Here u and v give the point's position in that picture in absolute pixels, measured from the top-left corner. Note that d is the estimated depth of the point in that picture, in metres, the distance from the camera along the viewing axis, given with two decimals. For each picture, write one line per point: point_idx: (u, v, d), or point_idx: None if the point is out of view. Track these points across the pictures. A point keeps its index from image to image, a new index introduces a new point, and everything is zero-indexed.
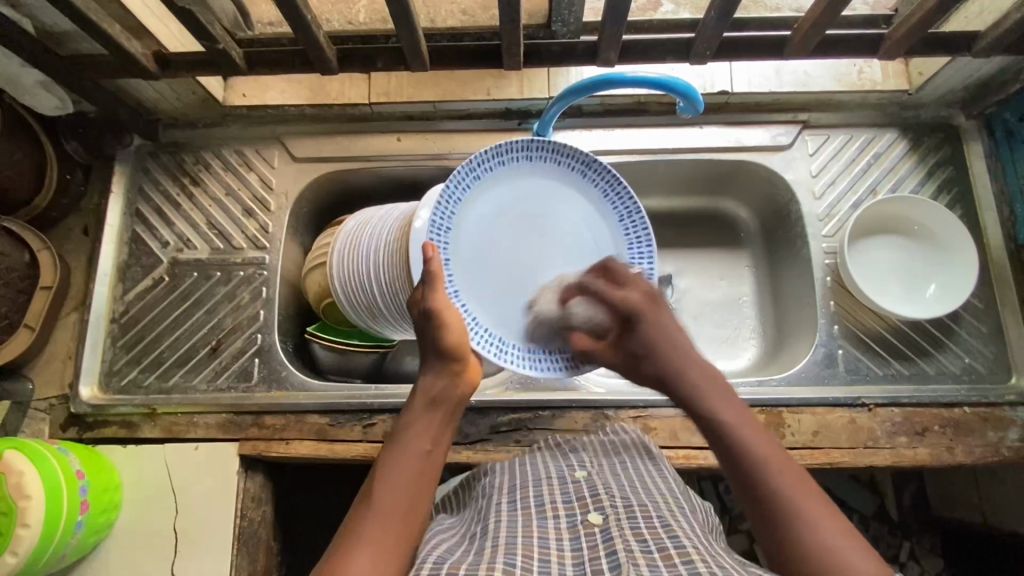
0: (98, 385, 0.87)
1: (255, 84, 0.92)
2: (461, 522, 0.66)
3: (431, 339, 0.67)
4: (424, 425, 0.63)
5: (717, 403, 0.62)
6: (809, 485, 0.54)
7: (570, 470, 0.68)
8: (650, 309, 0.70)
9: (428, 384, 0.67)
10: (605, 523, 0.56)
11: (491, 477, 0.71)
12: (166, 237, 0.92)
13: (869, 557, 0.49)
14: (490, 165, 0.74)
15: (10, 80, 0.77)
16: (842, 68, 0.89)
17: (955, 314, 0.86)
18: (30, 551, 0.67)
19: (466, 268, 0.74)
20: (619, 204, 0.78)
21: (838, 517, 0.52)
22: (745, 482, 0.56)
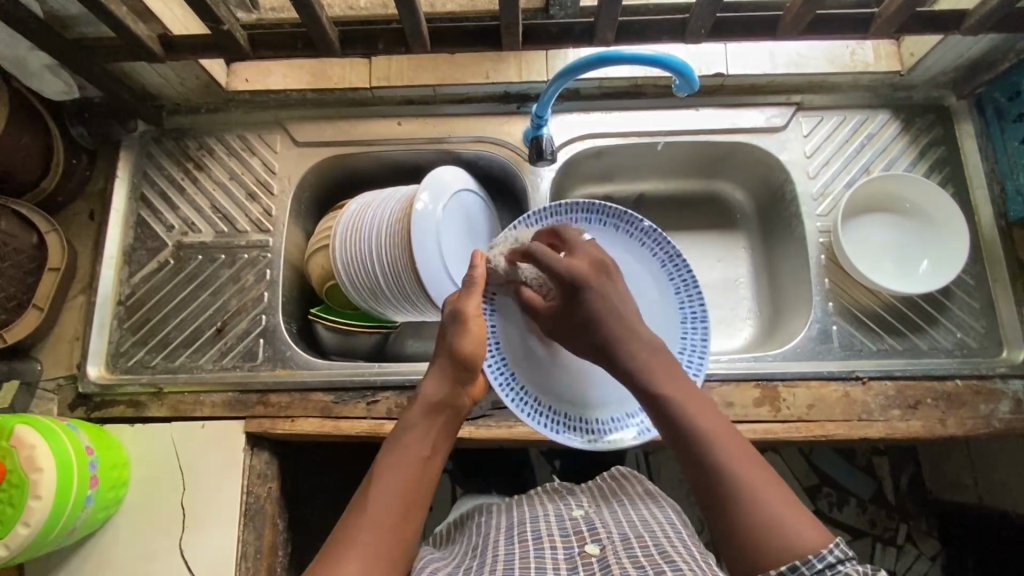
0: (106, 365, 0.88)
1: (257, 69, 0.94)
2: (450, 555, 0.71)
3: (451, 342, 0.68)
4: (422, 432, 0.64)
5: (664, 379, 0.63)
6: (754, 461, 0.57)
7: (569, 509, 0.72)
8: (596, 278, 0.70)
9: (431, 390, 0.67)
10: (602, 553, 0.59)
11: (489, 517, 0.75)
12: (171, 221, 0.94)
13: (810, 526, 0.52)
14: (576, 216, 0.79)
15: (18, 64, 0.78)
16: (835, 50, 0.91)
17: (947, 290, 0.88)
18: (41, 522, 0.68)
19: (516, 295, 0.79)
20: (685, 294, 0.78)
21: (783, 492, 0.55)
22: (691, 456, 0.58)
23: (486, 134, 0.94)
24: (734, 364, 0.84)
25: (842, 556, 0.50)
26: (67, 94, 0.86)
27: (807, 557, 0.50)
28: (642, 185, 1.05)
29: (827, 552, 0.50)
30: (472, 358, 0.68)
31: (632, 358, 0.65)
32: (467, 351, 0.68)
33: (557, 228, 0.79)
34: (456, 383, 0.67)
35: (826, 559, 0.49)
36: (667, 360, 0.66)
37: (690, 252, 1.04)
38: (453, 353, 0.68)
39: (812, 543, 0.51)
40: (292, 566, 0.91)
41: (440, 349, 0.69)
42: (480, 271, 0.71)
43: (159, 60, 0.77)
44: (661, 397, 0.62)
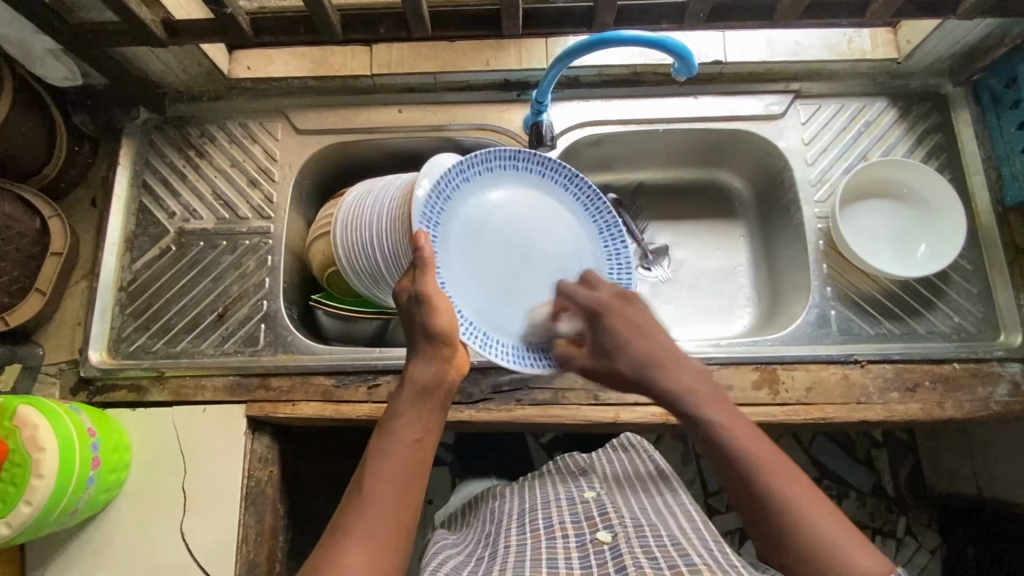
0: (107, 350, 0.89)
1: (259, 57, 0.94)
2: (464, 540, 0.72)
3: (423, 322, 0.67)
4: (414, 416, 0.64)
5: (703, 399, 0.65)
6: (814, 493, 0.56)
7: (580, 492, 0.71)
8: (619, 304, 0.74)
9: (419, 373, 0.67)
10: (614, 541, 0.57)
11: (501, 502, 0.76)
12: (173, 208, 0.94)
13: (865, 551, 0.51)
14: (478, 168, 0.77)
15: (22, 49, 0.79)
16: (833, 38, 0.91)
17: (944, 274, 0.88)
18: (43, 502, 0.68)
19: (453, 242, 0.75)
20: (597, 217, 0.82)
21: (845, 524, 0.54)
22: (745, 481, 0.57)
23: (486, 122, 0.95)
24: (734, 348, 0.85)
25: None
26: (70, 80, 0.86)
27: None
28: (641, 174, 1.05)
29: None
30: (446, 333, 0.67)
31: (670, 385, 0.67)
32: (443, 329, 0.67)
33: (468, 182, 0.76)
34: (439, 364, 0.67)
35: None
36: (712, 396, 0.66)
37: (689, 240, 1.05)
38: (428, 333, 0.67)
39: (874, 570, 0.50)
40: (292, 552, 0.91)
41: (415, 330, 0.69)
42: (427, 251, 0.69)
43: (162, 44, 0.78)
44: (710, 426, 0.62)
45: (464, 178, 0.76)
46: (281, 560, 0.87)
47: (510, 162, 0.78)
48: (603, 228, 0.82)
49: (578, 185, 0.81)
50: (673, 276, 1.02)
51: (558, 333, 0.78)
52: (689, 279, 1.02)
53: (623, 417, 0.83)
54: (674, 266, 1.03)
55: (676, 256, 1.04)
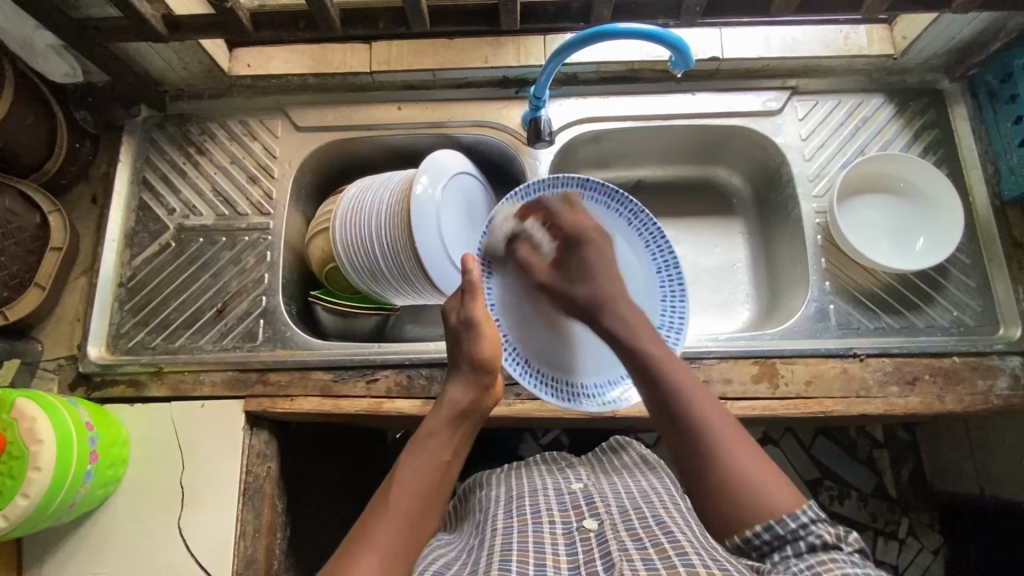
0: (106, 345, 0.89)
1: (260, 55, 0.95)
2: (458, 538, 0.70)
3: (468, 348, 0.69)
4: (446, 437, 0.65)
5: (638, 332, 0.70)
6: (739, 431, 0.60)
7: (567, 483, 0.71)
8: (597, 238, 0.78)
9: (456, 395, 0.68)
10: (600, 528, 0.58)
11: (490, 490, 0.74)
12: (172, 204, 0.94)
13: (786, 494, 0.56)
14: (544, 193, 0.79)
15: (25, 44, 0.80)
16: (829, 34, 0.92)
17: (943, 269, 0.89)
18: (41, 494, 0.68)
19: (518, 251, 0.79)
20: (659, 256, 0.82)
21: (762, 458, 0.59)
22: (672, 420, 0.62)
23: (485, 118, 0.95)
24: (733, 342, 0.85)
25: (817, 517, 0.54)
26: (71, 77, 0.87)
27: (781, 516, 0.54)
28: (639, 171, 1.06)
29: (801, 513, 0.54)
30: (491, 360, 0.69)
31: (614, 322, 0.72)
32: (488, 356, 0.69)
33: (531, 206, 0.79)
34: (477, 388, 0.68)
35: (799, 518, 0.54)
36: (649, 330, 0.70)
37: (688, 237, 1.05)
38: (472, 359, 0.68)
39: (787, 507, 0.55)
40: (290, 550, 0.90)
41: (459, 355, 0.69)
42: (474, 276, 0.71)
43: (163, 39, 0.79)
44: (648, 361, 0.67)
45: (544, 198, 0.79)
46: (279, 558, 0.86)
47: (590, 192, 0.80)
48: (664, 267, 0.81)
49: (641, 222, 0.82)
50: None
51: (524, 251, 0.79)
52: (688, 276, 1.02)
53: (622, 410, 0.82)
54: None
55: (675, 253, 1.04)
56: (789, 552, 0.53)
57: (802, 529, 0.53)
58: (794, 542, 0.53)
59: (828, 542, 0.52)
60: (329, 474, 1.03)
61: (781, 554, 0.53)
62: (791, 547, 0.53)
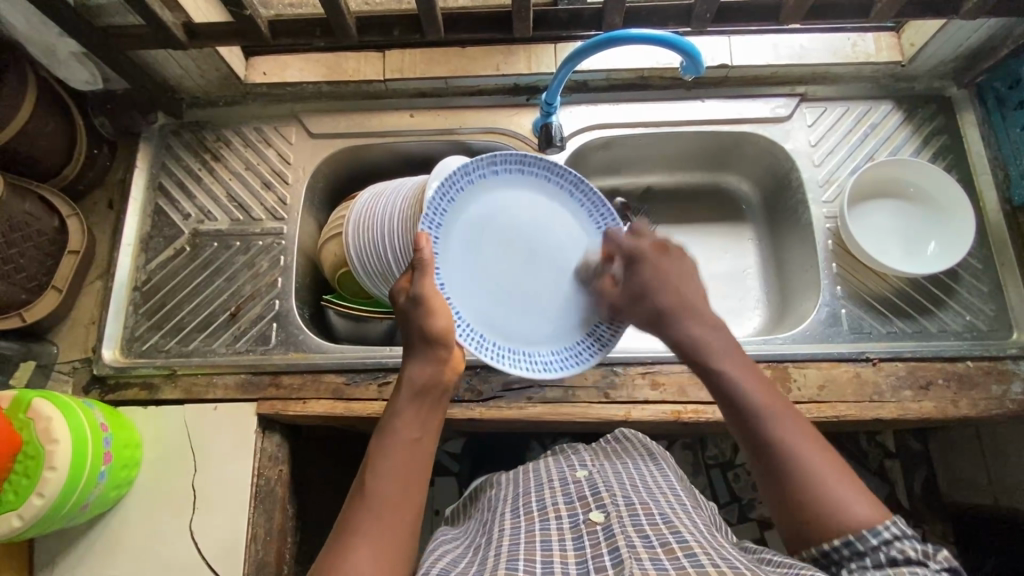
0: (120, 348, 0.89)
1: (275, 63, 0.97)
2: (464, 533, 0.70)
3: (419, 323, 0.66)
4: (413, 415, 0.62)
5: (714, 348, 0.65)
6: (812, 435, 0.58)
7: (572, 471, 0.71)
8: (655, 254, 0.72)
9: (415, 371, 0.65)
10: (607, 521, 0.57)
11: (497, 491, 0.75)
12: (188, 209, 0.95)
13: (867, 502, 0.54)
14: (476, 172, 0.76)
15: (47, 51, 0.82)
16: (837, 43, 0.93)
17: (954, 273, 0.89)
18: (55, 494, 0.68)
19: (470, 247, 0.76)
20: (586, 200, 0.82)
21: (846, 473, 0.56)
22: (749, 434, 0.59)
23: (497, 125, 0.96)
24: (745, 347, 0.85)
25: (901, 533, 0.51)
26: (90, 84, 0.89)
27: (859, 532, 0.52)
28: (649, 177, 1.06)
29: (882, 528, 0.51)
30: (441, 335, 0.66)
31: (700, 327, 0.67)
32: (439, 329, 0.65)
33: (469, 186, 0.76)
34: (433, 360, 0.65)
35: (881, 534, 0.51)
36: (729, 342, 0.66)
37: (696, 244, 1.05)
38: (423, 330, 0.66)
39: (865, 516, 0.53)
40: (299, 555, 0.90)
41: (410, 333, 0.66)
42: (426, 253, 0.67)
43: (183, 46, 0.81)
44: (719, 370, 0.63)
45: (492, 172, 0.77)
46: (290, 563, 0.86)
47: (533, 166, 0.80)
48: (592, 210, 0.82)
49: (566, 178, 0.81)
50: None
51: (604, 283, 0.78)
52: None
53: (634, 414, 0.82)
54: None
55: None
56: (863, 560, 0.51)
57: (883, 545, 0.51)
58: (874, 555, 0.51)
59: (911, 557, 0.49)
60: (338, 480, 1.03)
61: (857, 565, 0.51)
62: (870, 558, 0.51)
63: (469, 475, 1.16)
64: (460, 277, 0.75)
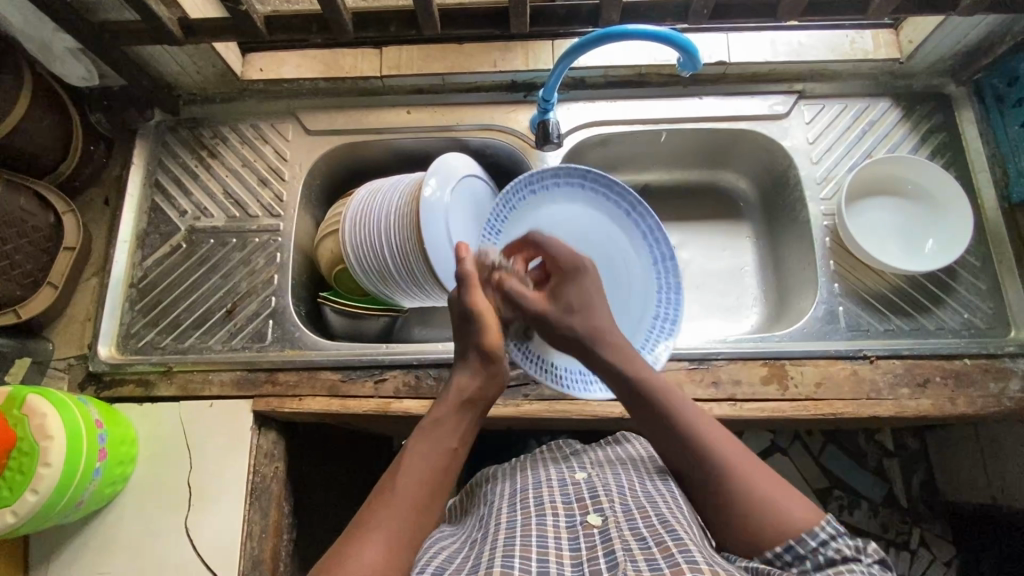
0: (116, 345, 0.89)
1: (272, 59, 0.97)
2: (461, 529, 0.70)
3: (474, 337, 0.67)
4: (456, 424, 0.62)
5: (639, 365, 0.66)
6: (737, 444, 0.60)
7: (571, 473, 0.70)
8: (580, 264, 0.73)
9: (465, 382, 0.65)
10: (604, 525, 0.58)
11: (496, 484, 0.75)
12: (184, 206, 0.95)
13: (802, 507, 0.56)
14: (546, 182, 0.81)
15: (43, 48, 0.82)
16: (835, 40, 0.93)
17: (952, 270, 0.88)
18: (50, 490, 0.68)
19: (519, 253, 0.82)
20: (642, 223, 0.85)
21: (775, 479, 0.58)
22: (679, 454, 0.60)
23: (494, 122, 0.96)
24: (742, 344, 0.84)
25: (835, 532, 0.54)
26: (87, 80, 0.88)
27: (799, 536, 0.54)
28: (647, 175, 1.06)
29: (819, 529, 0.54)
30: (497, 350, 0.67)
31: (615, 343, 0.68)
32: (494, 344, 0.67)
33: (532, 196, 0.81)
34: (483, 375, 0.66)
35: (819, 536, 0.53)
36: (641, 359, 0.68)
37: (694, 241, 1.05)
38: (478, 345, 0.66)
39: (804, 521, 0.55)
40: (295, 552, 0.90)
41: (465, 344, 0.68)
42: (469, 265, 0.70)
43: (178, 42, 0.80)
44: (642, 388, 0.64)
45: (557, 184, 0.82)
46: (285, 560, 0.86)
47: (601, 187, 0.83)
48: (647, 233, 0.85)
49: (628, 201, 0.84)
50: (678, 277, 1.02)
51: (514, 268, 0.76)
52: (695, 280, 1.02)
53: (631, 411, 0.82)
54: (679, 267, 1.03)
55: (681, 257, 1.04)
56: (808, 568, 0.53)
57: (821, 546, 0.53)
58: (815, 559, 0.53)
59: (847, 556, 0.52)
60: (335, 477, 1.03)
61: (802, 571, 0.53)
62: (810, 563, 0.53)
63: (466, 473, 1.16)
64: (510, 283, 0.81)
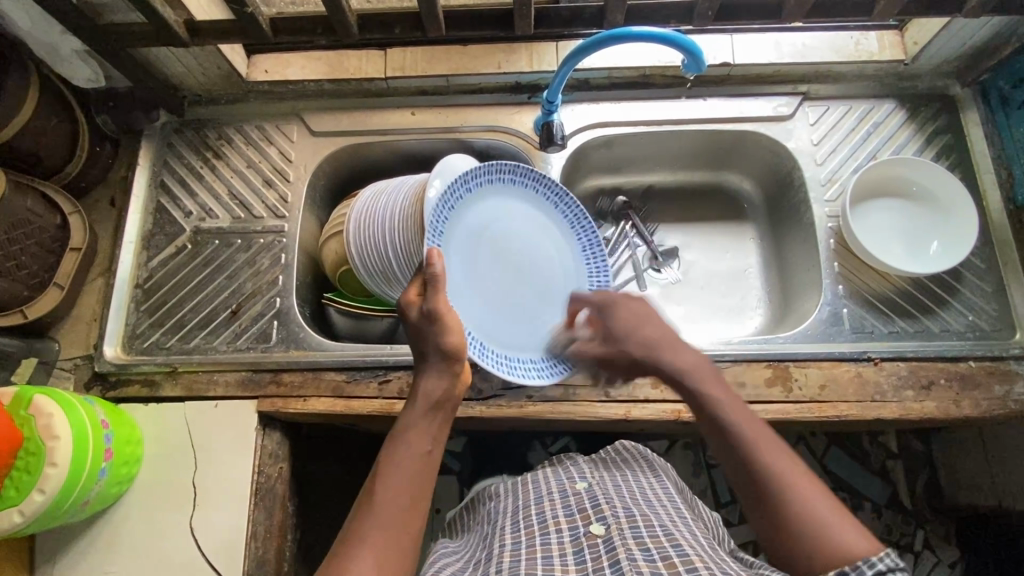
0: (122, 346, 0.89)
1: (277, 61, 0.97)
2: (464, 547, 0.70)
3: (435, 340, 0.65)
4: (425, 428, 0.62)
5: (703, 377, 0.65)
6: (799, 465, 0.58)
7: (571, 484, 0.71)
8: (622, 294, 0.74)
9: (430, 385, 0.64)
10: (607, 533, 0.58)
11: (497, 503, 0.75)
12: (189, 207, 0.96)
13: (859, 535, 0.54)
14: (479, 179, 0.80)
15: (50, 51, 0.82)
16: (840, 41, 0.93)
17: (957, 272, 0.88)
18: (57, 490, 0.68)
19: (462, 252, 0.79)
20: (568, 213, 0.87)
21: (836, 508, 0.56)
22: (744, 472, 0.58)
23: (498, 123, 0.96)
24: (745, 345, 0.84)
25: (893, 565, 0.51)
26: (93, 81, 0.89)
27: (857, 562, 0.52)
28: (651, 177, 1.06)
29: (877, 560, 0.51)
30: (459, 349, 0.65)
31: (680, 366, 0.67)
32: (454, 344, 0.65)
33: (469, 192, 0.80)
34: (445, 374, 0.64)
35: (875, 566, 0.51)
36: (711, 374, 0.66)
37: (697, 243, 1.05)
38: (438, 347, 0.65)
39: (861, 550, 0.53)
40: (299, 553, 0.90)
41: (426, 346, 0.66)
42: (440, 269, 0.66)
43: (184, 44, 0.81)
44: (708, 404, 0.63)
45: (491, 180, 0.81)
46: (289, 560, 0.87)
47: (529, 180, 0.85)
48: (574, 222, 0.88)
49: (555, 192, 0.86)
50: (681, 278, 1.02)
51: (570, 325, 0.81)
52: (699, 281, 1.02)
53: (635, 413, 0.82)
54: (683, 269, 1.03)
55: (685, 258, 1.04)
56: None
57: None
58: None
59: None
60: (338, 478, 1.03)
61: None
62: None
63: (470, 474, 1.16)
64: (457, 283, 0.77)
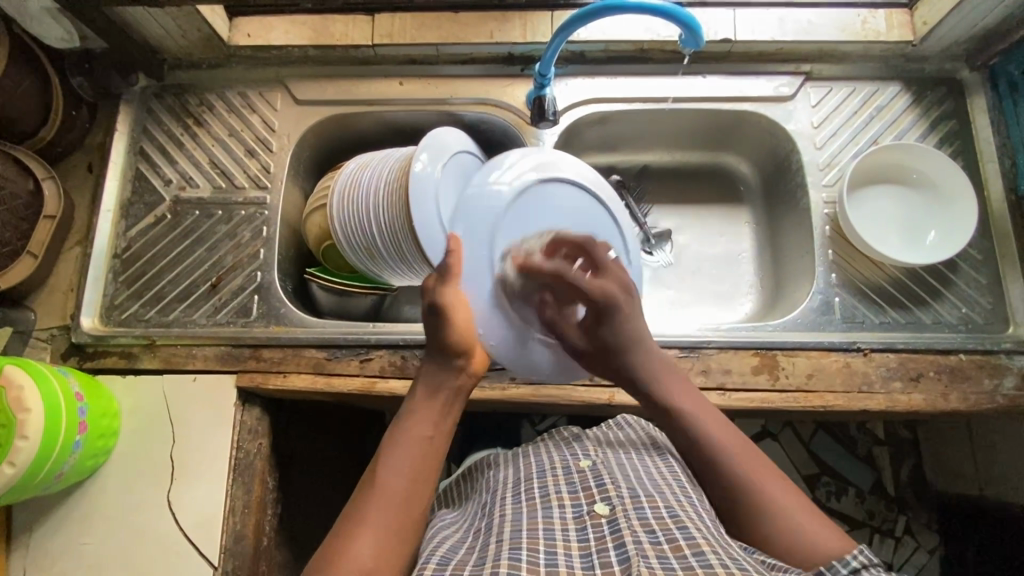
0: (99, 317, 0.88)
1: (260, 25, 0.93)
2: (463, 516, 0.70)
3: (439, 336, 0.64)
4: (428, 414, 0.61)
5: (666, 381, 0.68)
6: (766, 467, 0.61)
7: (575, 459, 0.70)
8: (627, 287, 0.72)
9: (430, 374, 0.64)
10: (612, 515, 0.56)
11: (497, 472, 0.75)
12: (169, 175, 0.93)
13: (833, 535, 0.57)
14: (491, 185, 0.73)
15: (17, 7, 0.77)
16: (846, 19, 0.89)
17: (953, 264, 0.86)
18: (28, 463, 0.67)
19: (502, 259, 0.71)
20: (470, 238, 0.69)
21: (798, 496, 0.60)
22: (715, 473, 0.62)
23: (489, 96, 0.93)
24: (734, 333, 0.83)
25: (867, 562, 0.53)
26: (66, 42, 0.84)
27: (830, 561, 0.54)
28: (647, 156, 1.03)
29: (851, 557, 0.54)
30: (466, 342, 0.64)
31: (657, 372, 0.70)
32: (458, 341, 0.64)
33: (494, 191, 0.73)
34: (450, 369, 0.63)
35: (850, 564, 0.53)
36: (670, 370, 0.70)
37: (692, 225, 1.03)
38: (440, 345, 0.64)
39: (834, 546, 0.55)
40: (278, 525, 0.90)
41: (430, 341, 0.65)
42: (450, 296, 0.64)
43: (160, 5, 0.77)
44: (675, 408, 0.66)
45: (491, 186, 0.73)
46: (268, 534, 0.87)
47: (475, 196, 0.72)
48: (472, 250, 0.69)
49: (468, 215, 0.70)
50: (674, 261, 1.00)
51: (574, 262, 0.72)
52: (691, 265, 1.00)
53: (618, 398, 0.81)
54: (675, 251, 1.01)
55: (678, 241, 1.02)
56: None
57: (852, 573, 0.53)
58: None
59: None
60: (321, 452, 1.03)
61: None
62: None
63: (457, 450, 1.16)
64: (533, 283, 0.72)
